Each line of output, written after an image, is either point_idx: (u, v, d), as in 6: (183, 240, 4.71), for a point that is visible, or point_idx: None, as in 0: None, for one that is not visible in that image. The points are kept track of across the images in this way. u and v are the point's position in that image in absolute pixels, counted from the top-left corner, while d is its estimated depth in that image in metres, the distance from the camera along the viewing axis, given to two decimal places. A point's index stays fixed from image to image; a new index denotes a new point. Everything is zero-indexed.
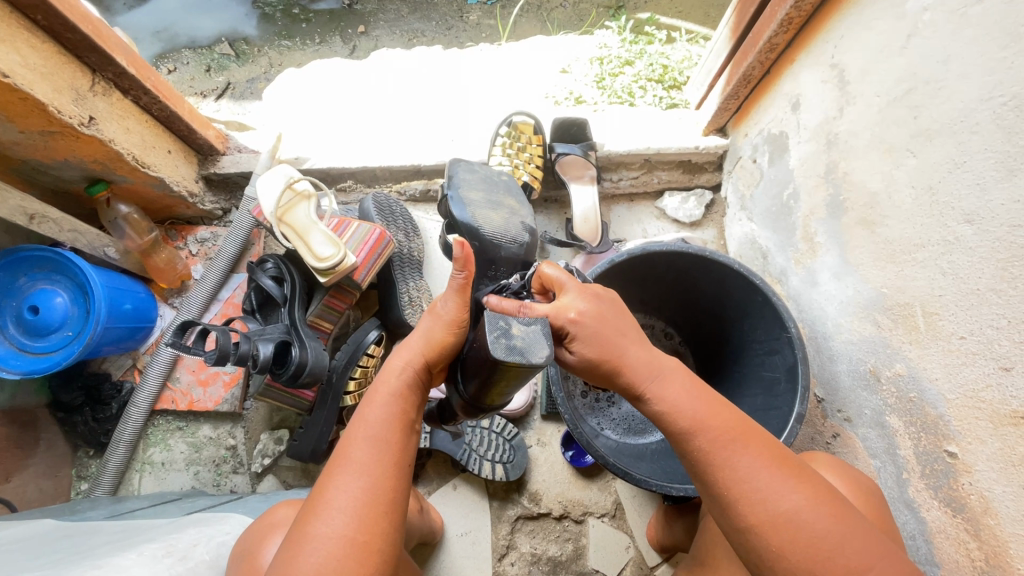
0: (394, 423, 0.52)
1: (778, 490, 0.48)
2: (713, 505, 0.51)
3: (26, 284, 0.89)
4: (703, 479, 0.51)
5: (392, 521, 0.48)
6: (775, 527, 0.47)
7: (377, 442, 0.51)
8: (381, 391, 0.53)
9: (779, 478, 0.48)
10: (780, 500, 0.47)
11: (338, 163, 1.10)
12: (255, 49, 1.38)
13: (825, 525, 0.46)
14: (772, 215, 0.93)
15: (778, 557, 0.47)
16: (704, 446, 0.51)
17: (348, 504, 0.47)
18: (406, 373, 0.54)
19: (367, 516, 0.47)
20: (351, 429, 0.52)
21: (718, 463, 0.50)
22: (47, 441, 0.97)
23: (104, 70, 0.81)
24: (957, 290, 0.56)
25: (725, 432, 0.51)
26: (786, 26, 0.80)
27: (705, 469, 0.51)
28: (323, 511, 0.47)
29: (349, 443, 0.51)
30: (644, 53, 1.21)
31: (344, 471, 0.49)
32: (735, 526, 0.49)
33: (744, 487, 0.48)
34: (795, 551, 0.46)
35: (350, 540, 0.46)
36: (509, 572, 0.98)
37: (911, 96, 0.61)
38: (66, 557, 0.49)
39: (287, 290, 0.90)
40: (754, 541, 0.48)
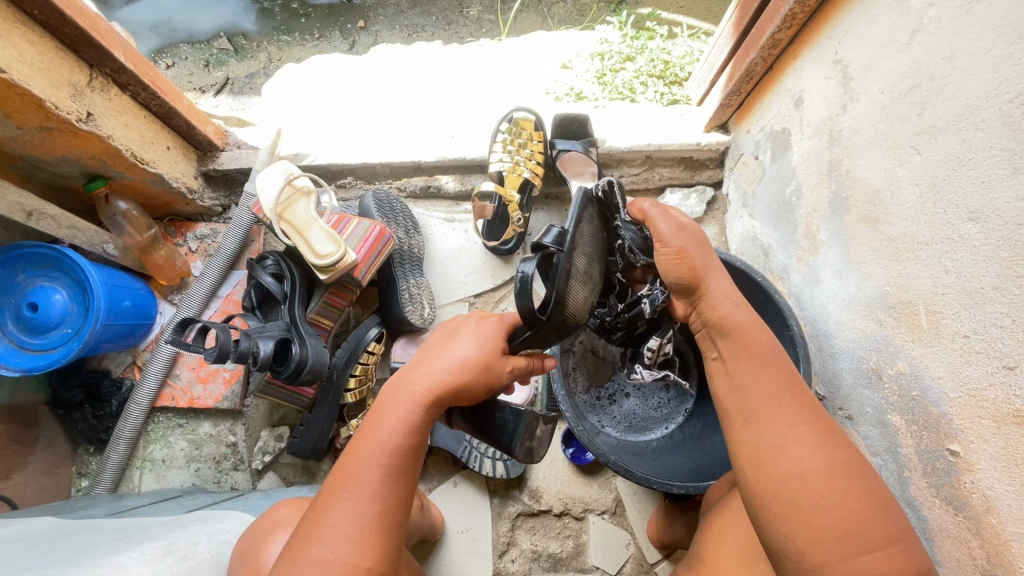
0: (403, 452, 0.52)
1: (831, 446, 0.49)
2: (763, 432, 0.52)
3: (25, 281, 0.88)
4: (756, 423, 0.51)
5: (392, 547, 0.50)
6: (826, 476, 0.47)
7: (385, 471, 0.51)
8: (394, 416, 0.53)
9: (832, 436, 0.49)
10: (832, 454, 0.48)
11: (338, 159, 1.09)
12: (254, 45, 1.37)
13: (866, 492, 0.47)
14: (774, 212, 0.92)
15: (821, 507, 0.46)
16: (769, 387, 0.52)
17: (353, 531, 0.48)
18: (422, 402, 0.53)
19: (370, 540, 0.48)
20: (360, 450, 0.52)
21: (773, 407, 0.51)
22: (47, 438, 0.97)
23: (102, 65, 0.81)
24: (961, 289, 0.56)
25: (787, 383, 0.52)
26: (789, 21, 0.80)
27: (765, 407, 0.51)
28: (327, 533, 0.48)
29: (356, 465, 0.51)
30: (645, 48, 1.21)
31: (350, 495, 0.49)
32: (780, 474, 0.48)
33: (803, 434, 0.49)
34: (839, 506, 0.46)
35: (353, 566, 0.47)
36: (510, 568, 0.99)
37: (916, 93, 0.61)
38: (68, 556, 0.49)
39: (287, 287, 0.89)
40: (796, 490, 0.47)
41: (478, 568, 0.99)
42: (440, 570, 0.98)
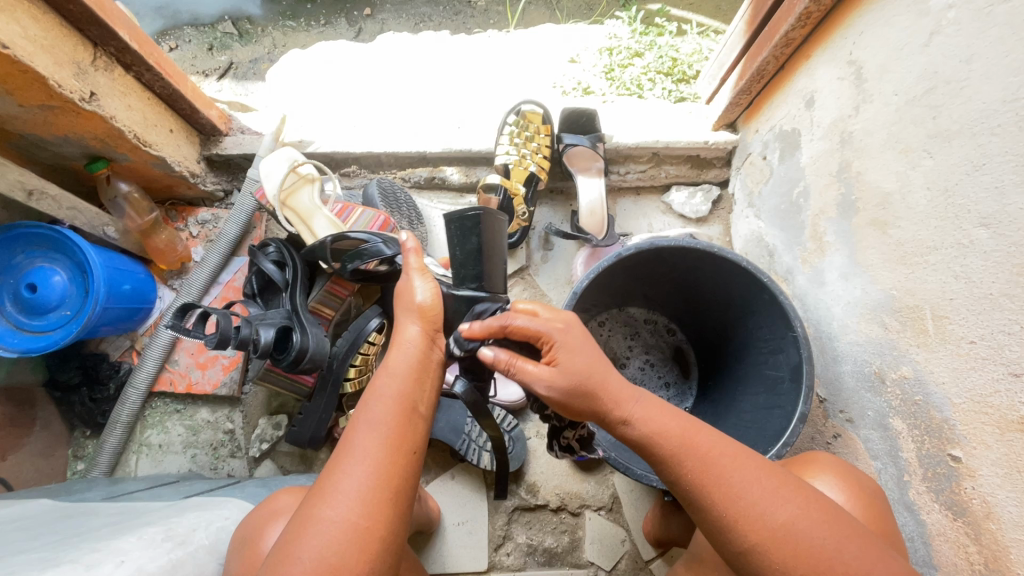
0: (396, 407, 0.51)
1: (772, 505, 0.49)
2: (712, 530, 0.52)
3: (24, 262, 0.87)
4: (698, 504, 0.52)
5: (394, 508, 0.48)
6: (775, 544, 0.48)
7: (378, 427, 0.50)
8: (384, 373, 0.53)
9: (772, 492, 0.50)
10: (776, 514, 0.49)
11: (343, 147, 1.08)
12: (259, 29, 1.35)
13: (819, 538, 0.48)
14: (781, 213, 0.92)
15: (782, 574, 0.48)
16: (696, 467, 0.52)
17: (350, 491, 0.47)
18: (408, 354, 0.54)
19: (369, 501, 0.47)
20: (357, 412, 0.52)
21: (711, 487, 0.51)
22: (44, 420, 0.96)
23: (106, 44, 0.79)
24: (970, 295, 0.55)
25: (713, 455, 0.53)
26: (803, 21, 0.79)
27: (698, 491, 0.52)
28: (328, 495, 0.47)
29: (353, 427, 0.51)
30: (654, 44, 1.20)
31: (347, 456, 0.49)
32: (739, 548, 0.50)
33: (741, 505, 0.50)
34: (798, 566, 0.47)
35: (353, 526, 0.46)
36: (505, 562, 0.99)
37: (931, 95, 0.60)
38: (65, 539, 0.48)
39: (289, 275, 0.89)
40: (757, 563, 0.49)
41: (473, 561, 0.99)
42: (435, 561, 0.98)
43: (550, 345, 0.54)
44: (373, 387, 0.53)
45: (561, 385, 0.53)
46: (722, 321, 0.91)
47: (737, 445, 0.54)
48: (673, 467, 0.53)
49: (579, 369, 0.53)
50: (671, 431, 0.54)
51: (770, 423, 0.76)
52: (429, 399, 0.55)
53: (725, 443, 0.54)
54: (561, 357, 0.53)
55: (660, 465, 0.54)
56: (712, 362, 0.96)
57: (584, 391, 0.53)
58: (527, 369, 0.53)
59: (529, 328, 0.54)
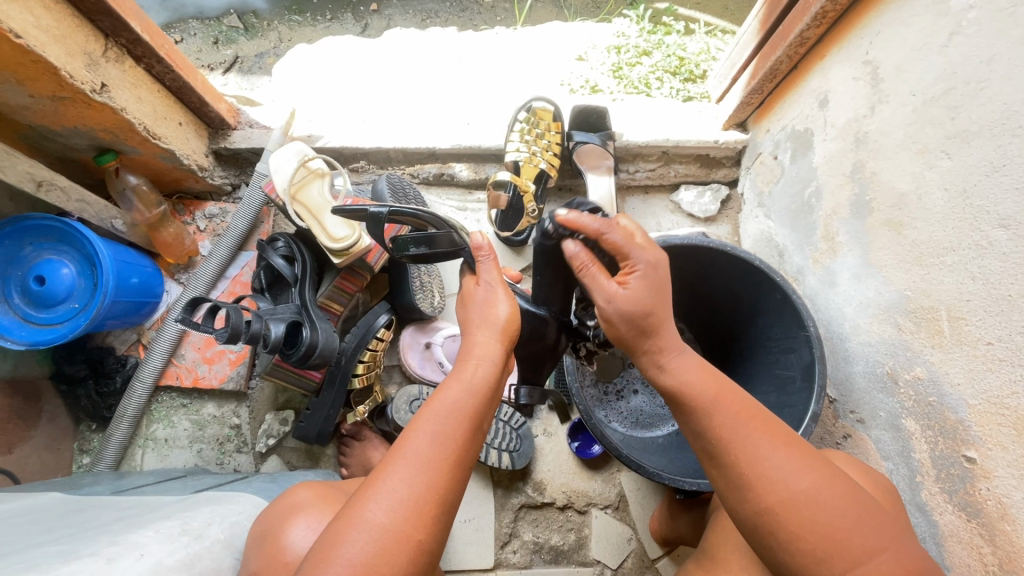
0: (463, 422, 0.51)
1: (795, 471, 0.49)
2: (730, 491, 0.52)
3: (32, 254, 0.87)
4: (719, 461, 0.53)
5: (442, 522, 0.48)
6: (793, 507, 0.48)
7: (443, 438, 0.50)
8: (454, 383, 0.53)
9: (798, 460, 0.50)
10: (799, 480, 0.49)
11: (352, 142, 1.08)
12: (265, 23, 1.35)
13: (839, 510, 0.48)
14: (792, 213, 0.92)
15: (795, 540, 0.48)
16: (722, 424, 0.52)
17: (405, 498, 0.47)
18: (485, 368, 0.54)
19: (423, 513, 0.47)
20: (420, 417, 0.52)
21: (734, 447, 0.51)
22: (50, 413, 0.96)
23: (117, 35, 0.79)
24: (987, 296, 0.55)
25: (744, 416, 0.53)
26: (819, 20, 0.79)
27: (723, 449, 0.52)
28: (379, 498, 0.47)
29: (415, 433, 0.51)
30: (662, 43, 1.20)
31: (406, 462, 0.49)
32: (752, 509, 0.50)
33: (764, 468, 0.50)
34: (811, 534, 0.47)
35: (401, 535, 0.46)
36: (511, 559, 0.99)
37: (949, 96, 0.60)
38: (81, 532, 0.48)
39: (298, 270, 0.88)
40: (769, 525, 0.49)
41: (480, 558, 0.99)
42: (441, 558, 0.98)
43: (629, 264, 0.54)
44: (441, 395, 0.53)
45: (632, 298, 0.53)
46: (731, 321, 0.91)
47: (767, 413, 0.54)
48: (700, 419, 0.54)
49: (643, 301, 0.53)
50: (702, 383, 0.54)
51: (781, 423, 0.76)
52: (490, 417, 0.55)
53: (754, 406, 0.54)
54: (636, 279, 0.54)
55: (686, 415, 0.55)
56: (721, 361, 0.96)
57: (641, 318, 0.54)
58: (597, 278, 0.55)
59: (620, 245, 0.53)
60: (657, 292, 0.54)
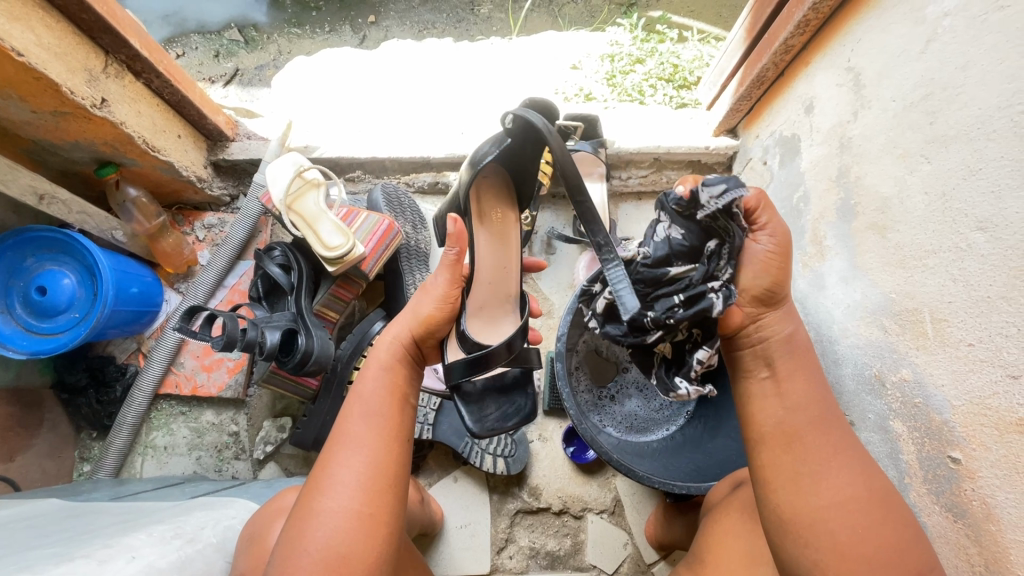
0: (388, 397, 0.54)
1: (853, 480, 0.52)
2: (799, 475, 0.53)
3: (34, 265, 0.88)
4: (790, 453, 0.55)
5: (395, 496, 0.50)
6: (846, 508, 0.51)
7: (373, 417, 0.52)
8: (374, 366, 0.56)
9: (861, 467, 0.53)
10: (854, 487, 0.52)
11: (348, 153, 1.10)
12: (265, 36, 1.37)
13: (883, 522, 0.50)
14: (782, 217, 0.93)
15: (850, 534, 0.49)
16: (806, 413, 0.56)
17: (350, 479, 0.48)
18: (394, 344, 0.58)
19: (371, 489, 0.49)
20: (348, 405, 0.54)
21: (811, 432, 0.55)
22: (51, 422, 0.97)
23: (117, 51, 0.81)
24: (968, 298, 0.56)
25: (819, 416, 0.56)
26: (802, 28, 0.80)
27: (791, 443, 0.55)
28: (327, 487, 0.48)
29: (347, 419, 0.53)
30: (655, 51, 1.21)
31: (345, 447, 0.50)
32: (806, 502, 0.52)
33: (837, 460, 0.53)
34: (873, 535, 0.49)
35: (355, 513, 0.47)
36: (507, 565, 0.99)
37: (928, 101, 0.61)
38: (75, 536, 0.49)
39: (294, 279, 0.90)
40: (821, 520, 0.51)
41: (476, 564, 0.99)
42: (437, 563, 0.98)
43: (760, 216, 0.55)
44: (365, 374, 0.56)
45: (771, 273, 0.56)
46: None
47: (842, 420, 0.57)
48: (791, 401, 0.57)
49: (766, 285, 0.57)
50: (790, 359, 0.58)
51: None
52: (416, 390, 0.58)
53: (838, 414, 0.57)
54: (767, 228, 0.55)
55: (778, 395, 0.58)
56: None
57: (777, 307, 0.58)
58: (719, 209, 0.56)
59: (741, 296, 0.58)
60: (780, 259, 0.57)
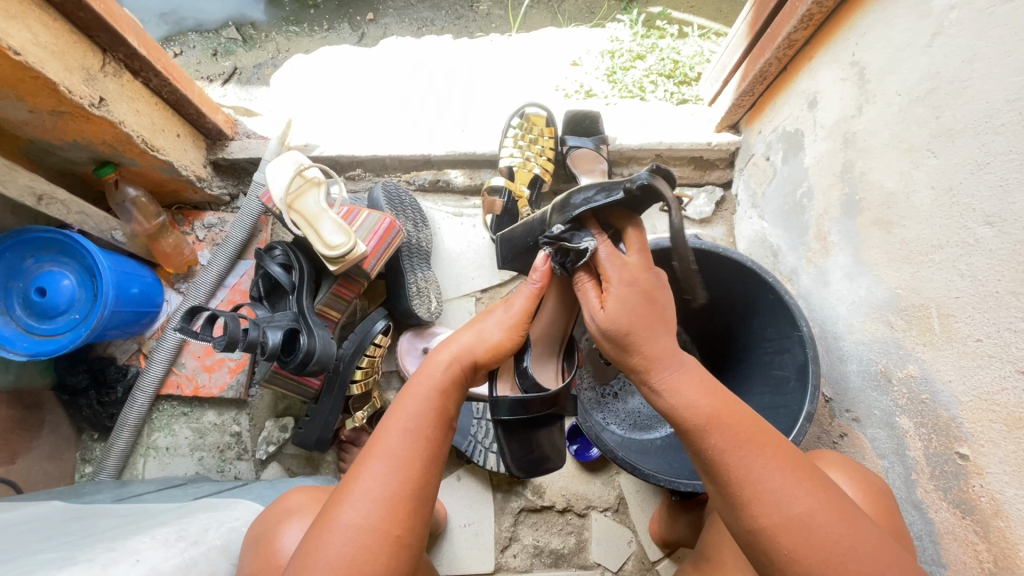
0: (431, 417, 0.53)
1: (790, 494, 0.45)
2: (722, 502, 0.48)
3: (33, 266, 0.88)
4: (715, 480, 0.48)
5: (421, 517, 0.49)
6: (787, 533, 0.44)
7: (414, 436, 0.51)
8: (425, 382, 0.55)
9: (792, 481, 0.45)
10: (793, 504, 0.45)
11: (348, 151, 1.09)
12: (263, 35, 1.36)
13: (836, 534, 0.43)
14: (785, 213, 0.92)
15: (789, 558, 0.44)
16: (720, 440, 0.48)
17: (378, 496, 0.47)
18: (452, 364, 0.56)
19: (398, 509, 0.47)
20: (389, 418, 0.52)
21: (730, 444, 0.47)
22: (52, 424, 0.97)
23: (115, 50, 0.80)
24: (975, 293, 0.56)
25: (724, 418, 0.48)
26: (806, 22, 0.80)
27: (716, 468, 0.48)
28: (353, 501, 0.47)
29: (385, 432, 0.51)
30: (656, 47, 1.20)
31: (377, 461, 0.49)
32: (745, 530, 0.46)
33: (757, 481, 0.46)
34: (808, 556, 0.43)
35: (379, 532, 0.46)
36: (511, 564, 0.99)
37: (934, 96, 0.61)
38: (79, 539, 0.49)
39: (296, 278, 0.89)
40: (766, 548, 0.45)
41: (480, 562, 0.99)
42: (441, 563, 0.98)
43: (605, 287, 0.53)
44: (413, 390, 0.54)
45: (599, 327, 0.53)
46: (726, 322, 0.91)
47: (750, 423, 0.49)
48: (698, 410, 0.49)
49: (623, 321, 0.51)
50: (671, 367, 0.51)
51: (776, 423, 0.76)
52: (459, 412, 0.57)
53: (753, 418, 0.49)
54: (607, 304, 0.52)
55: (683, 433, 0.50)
56: (718, 363, 0.96)
57: (622, 341, 0.51)
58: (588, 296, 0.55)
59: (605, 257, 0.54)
60: (644, 309, 0.51)
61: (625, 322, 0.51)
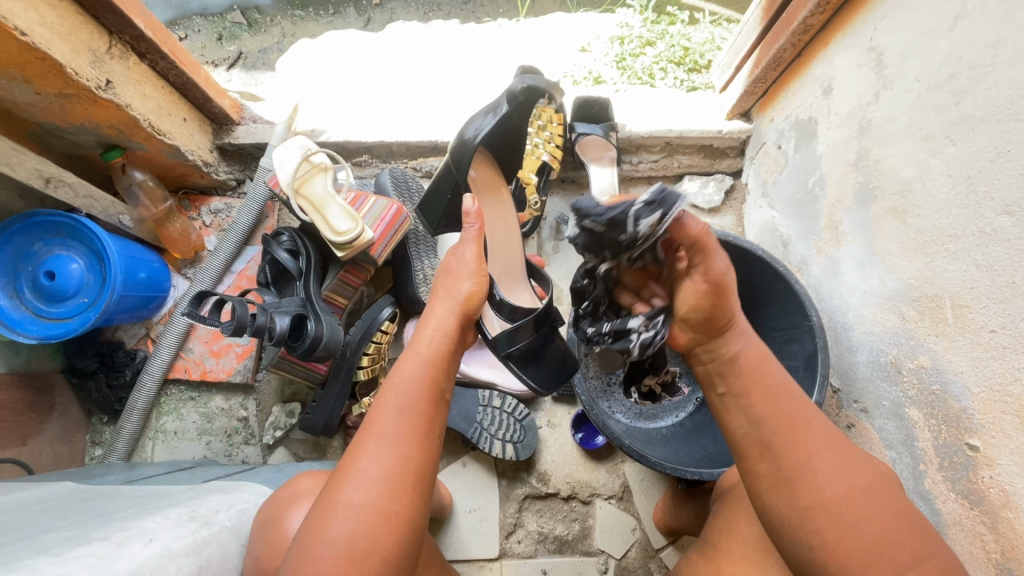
0: (424, 390, 0.54)
1: (847, 469, 0.49)
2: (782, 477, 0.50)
3: (42, 249, 0.88)
4: (771, 454, 0.51)
5: (420, 494, 0.49)
6: (839, 505, 0.47)
7: (408, 412, 0.52)
8: (412, 357, 0.56)
9: (847, 459, 0.50)
10: (850, 475, 0.49)
11: (354, 137, 1.08)
12: (268, 19, 1.35)
13: (881, 511, 0.47)
14: (796, 202, 0.91)
15: (850, 532, 0.47)
16: (791, 412, 0.52)
17: (377, 474, 0.48)
18: (439, 337, 0.58)
19: (396, 486, 0.48)
20: (381, 398, 0.53)
21: (802, 421, 0.52)
22: (62, 407, 0.98)
23: (121, 32, 0.79)
24: (991, 283, 0.55)
25: (784, 397, 0.54)
26: (823, 6, 0.78)
27: (780, 440, 0.51)
28: (352, 479, 0.48)
29: (380, 411, 0.52)
30: (666, 33, 1.18)
31: (374, 440, 0.50)
32: (808, 502, 0.48)
33: (819, 459, 0.50)
34: (865, 526, 0.47)
35: (381, 509, 0.47)
36: (516, 549, 1.00)
37: (954, 82, 0.60)
38: (92, 519, 0.49)
39: (303, 264, 0.89)
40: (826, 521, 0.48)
41: (485, 548, 1.00)
42: (446, 547, 0.99)
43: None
44: (402, 367, 0.55)
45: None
46: None
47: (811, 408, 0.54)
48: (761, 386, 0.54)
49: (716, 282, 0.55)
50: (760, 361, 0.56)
51: None
52: (451, 386, 0.57)
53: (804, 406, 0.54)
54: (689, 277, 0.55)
55: (745, 400, 0.54)
56: None
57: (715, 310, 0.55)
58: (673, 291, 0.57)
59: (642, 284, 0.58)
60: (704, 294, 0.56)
61: (715, 273, 0.54)
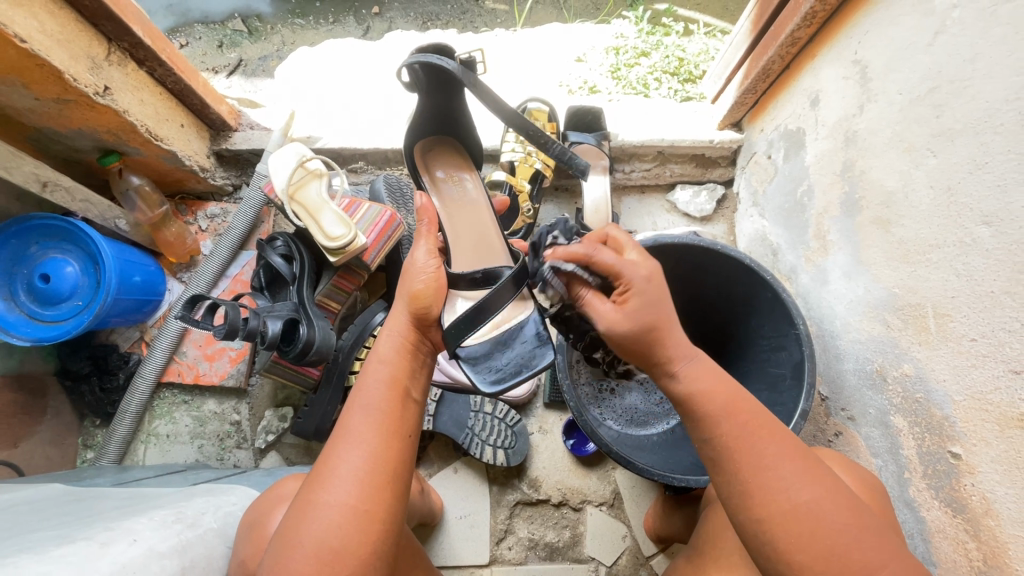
0: (389, 391, 0.53)
1: (799, 483, 0.48)
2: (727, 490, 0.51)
3: (38, 252, 0.89)
4: (722, 468, 0.51)
5: (394, 492, 0.50)
6: (795, 523, 0.46)
7: (374, 412, 0.52)
8: (375, 360, 0.56)
9: (802, 475, 0.48)
10: (798, 492, 0.47)
11: (350, 144, 1.10)
12: (268, 27, 1.37)
13: (841, 525, 0.46)
14: (785, 212, 0.92)
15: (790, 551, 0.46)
16: (727, 431, 0.51)
17: (349, 474, 0.48)
18: (396, 338, 0.57)
19: (367, 484, 0.48)
20: (350, 402, 0.53)
21: (752, 431, 0.50)
22: (55, 409, 0.98)
23: (120, 39, 0.81)
24: (971, 293, 0.56)
25: (734, 408, 0.52)
26: (810, 20, 0.79)
27: (725, 457, 0.50)
28: (325, 481, 0.49)
29: (349, 413, 0.52)
30: (661, 44, 1.20)
31: (344, 442, 0.50)
32: (750, 515, 0.48)
33: (766, 475, 0.48)
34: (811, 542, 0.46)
35: (352, 508, 0.47)
36: (506, 556, 1.00)
37: (934, 95, 0.61)
38: (79, 519, 0.50)
39: (296, 269, 0.90)
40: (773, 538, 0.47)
41: (475, 554, 1.00)
42: (436, 554, 0.99)
43: (627, 286, 0.53)
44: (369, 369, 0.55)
45: (628, 327, 0.52)
46: (724, 321, 0.91)
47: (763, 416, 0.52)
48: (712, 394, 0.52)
49: (646, 318, 0.52)
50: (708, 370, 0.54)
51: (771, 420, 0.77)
52: (422, 386, 0.57)
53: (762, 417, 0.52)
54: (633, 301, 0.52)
55: (694, 425, 0.53)
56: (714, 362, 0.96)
57: (646, 336, 0.52)
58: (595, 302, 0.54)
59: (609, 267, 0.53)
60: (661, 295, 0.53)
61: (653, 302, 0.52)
